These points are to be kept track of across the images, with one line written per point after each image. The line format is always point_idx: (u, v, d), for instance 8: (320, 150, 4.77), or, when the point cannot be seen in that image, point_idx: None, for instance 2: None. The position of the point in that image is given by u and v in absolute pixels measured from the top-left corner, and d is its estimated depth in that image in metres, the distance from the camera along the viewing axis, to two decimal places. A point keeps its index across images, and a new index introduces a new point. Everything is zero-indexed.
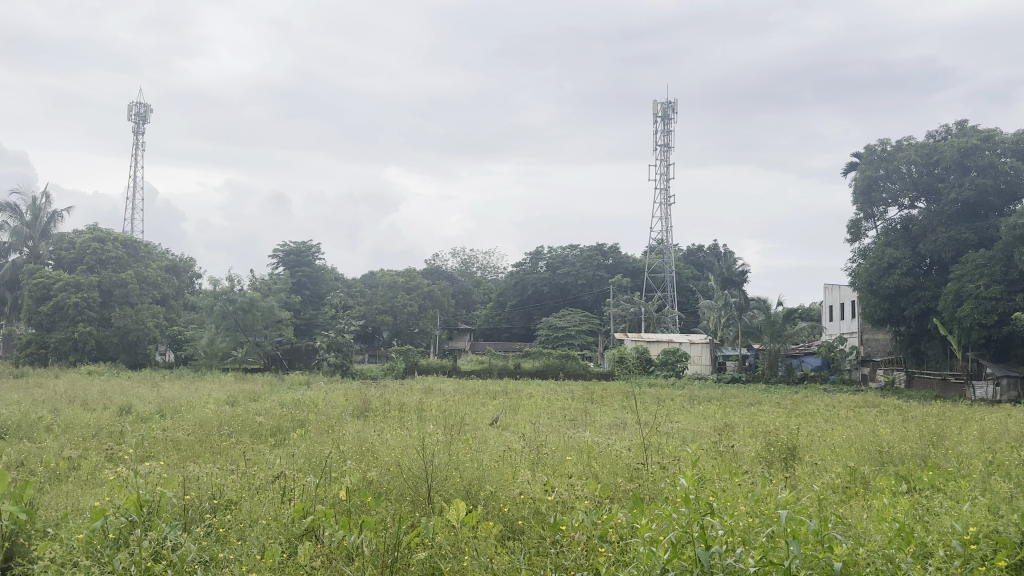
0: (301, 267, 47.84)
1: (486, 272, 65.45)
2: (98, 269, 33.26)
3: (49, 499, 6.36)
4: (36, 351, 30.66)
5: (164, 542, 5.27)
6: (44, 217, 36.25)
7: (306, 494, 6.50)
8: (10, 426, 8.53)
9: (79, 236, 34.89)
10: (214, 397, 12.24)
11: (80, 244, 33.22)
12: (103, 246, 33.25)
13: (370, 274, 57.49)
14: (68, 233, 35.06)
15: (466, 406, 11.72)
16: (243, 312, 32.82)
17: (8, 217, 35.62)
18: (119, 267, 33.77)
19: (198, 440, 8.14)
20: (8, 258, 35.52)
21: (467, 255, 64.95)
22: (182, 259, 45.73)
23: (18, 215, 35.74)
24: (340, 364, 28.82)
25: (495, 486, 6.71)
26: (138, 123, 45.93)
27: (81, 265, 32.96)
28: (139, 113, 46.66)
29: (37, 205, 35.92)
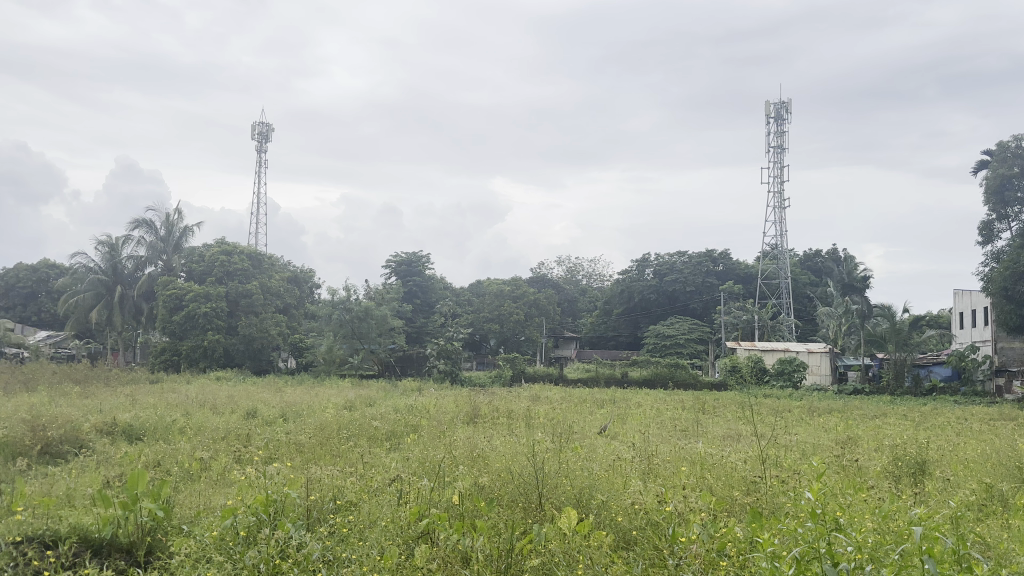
0: (413, 277, 49.17)
1: (592, 280, 65.42)
2: (226, 280, 35.39)
3: (183, 496, 6.69)
4: (170, 357, 32.86)
5: (290, 542, 5.52)
6: (176, 232, 38.71)
7: (421, 498, 6.68)
8: (148, 426, 8.99)
9: (208, 250, 37.26)
10: (330, 403, 12.61)
11: (210, 256, 35.59)
12: (230, 259, 35.50)
13: (477, 284, 58.47)
14: (198, 247, 37.55)
15: (572, 415, 11.63)
16: (359, 320, 33.98)
17: (144, 232, 38.16)
18: (244, 278, 35.76)
19: (319, 442, 8.42)
20: (144, 272, 38.10)
21: (573, 263, 65.02)
22: (300, 270, 47.92)
23: (152, 230, 38.28)
24: (449, 371, 29.37)
25: (606, 495, 6.64)
26: (261, 142, 48.53)
27: (211, 276, 35.10)
28: (262, 132, 49.32)
29: (170, 221, 38.35)
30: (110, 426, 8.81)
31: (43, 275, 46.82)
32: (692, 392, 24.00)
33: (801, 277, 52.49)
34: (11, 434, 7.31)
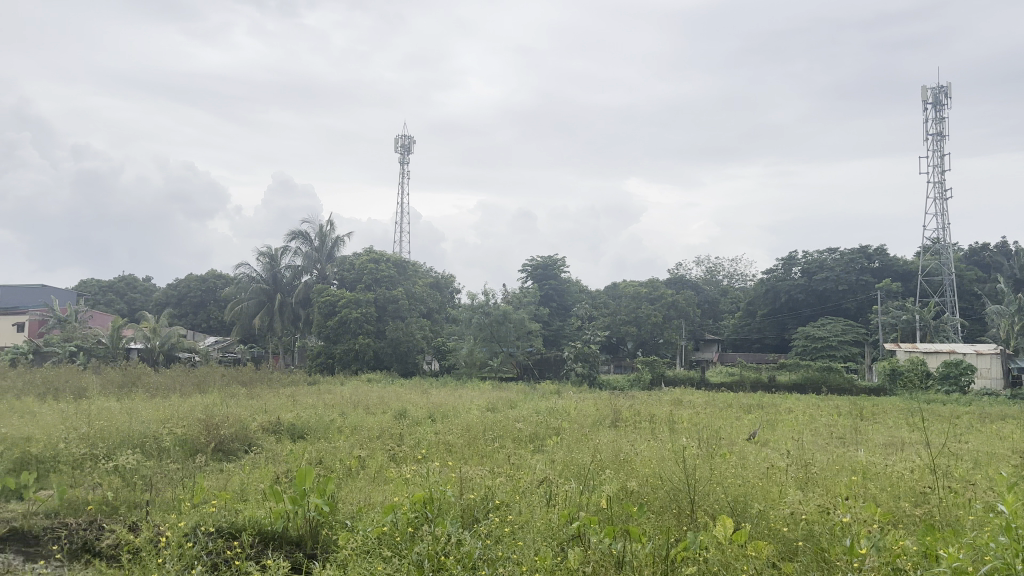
0: (549, 280, 49.76)
1: (733, 280, 64.01)
2: (374, 287, 36.92)
3: (345, 492, 7.00)
4: (325, 360, 34.61)
5: (450, 540, 5.68)
6: (329, 243, 40.72)
7: (570, 501, 6.70)
8: (309, 425, 9.42)
9: (357, 258, 39.56)
10: (472, 405, 12.94)
11: (360, 264, 37.73)
12: (378, 267, 37.12)
13: (612, 286, 58.35)
14: (349, 257, 40.22)
15: (719, 420, 11.35)
16: (498, 323, 34.52)
17: (300, 243, 40.11)
18: (390, 285, 37.22)
19: (467, 443, 8.63)
20: (300, 280, 40.01)
21: (712, 264, 63.62)
22: (442, 276, 49.19)
23: (307, 240, 40.17)
24: (586, 374, 29.47)
25: (762, 506, 6.43)
26: (403, 154, 50.42)
27: (361, 284, 36.74)
28: (404, 145, 51.26)
29: (323, 232, 40.39)
30: (275, 425, 9.33)
31: (211, 284, 50.09)
32: (849, 398, 22.80)
33: (968, 273, 48.64)
34: (189, 430, 7.87)
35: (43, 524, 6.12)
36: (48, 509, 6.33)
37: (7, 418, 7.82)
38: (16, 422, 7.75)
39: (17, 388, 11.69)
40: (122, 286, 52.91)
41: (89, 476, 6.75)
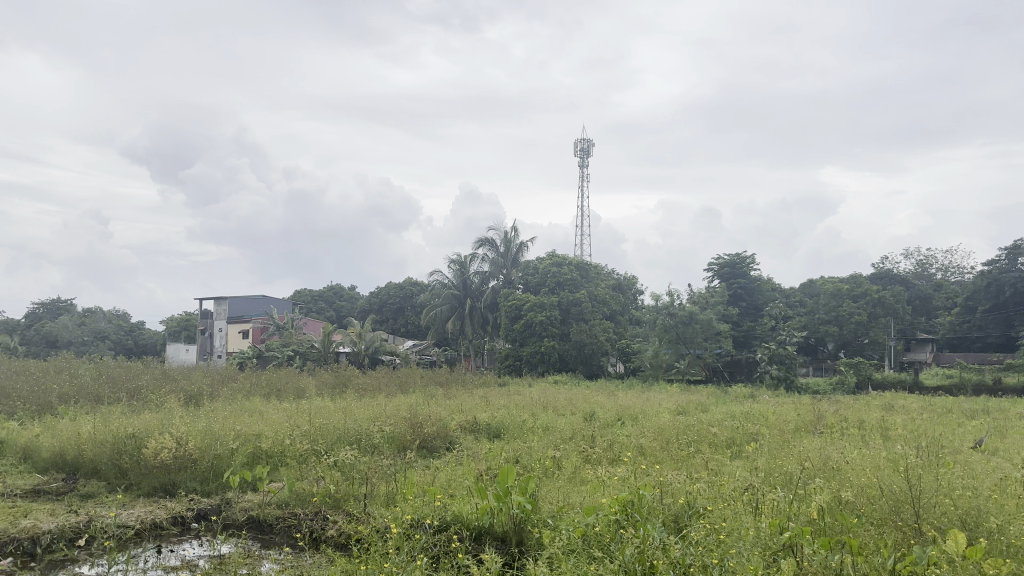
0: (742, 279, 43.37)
1: (948, 274, 58.81)
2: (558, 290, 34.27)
3: (545, 491, 7.12)
4: (513, 363, 32.88)
5: (656, 544, 5.62)
6: (514, 248, 37.67)
7: (777, 509, 6.43)
8: (504, 425, 9.63)
9: (542, 262, 36.95)
10: (665, 407, 12.72)
11: (542, 269, 34.99)
12: (560, 269, 34.51)
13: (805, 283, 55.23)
14: (530, 259, 37.55)
15: (938, 427, 10.42)
16: (684, 325, 31.44)
17: (485, 249, 37.84)
18: (575, 287, 34.27)
19: (661, 447, 8.51)
20: (486, 286, 37.83)
21: (923, 257, 58.72)
22: (624, 278, 45.57)
23: (493, 246, 37.70)
24: (783, 377, 28.33)
25: (1000, 519, 5.83)
26: (582, 158, 50.47)
27: (544, 287, 34.48)
28: (583, 148, 51.15)
29: (506, 237, 37.52)
30: (472, 425, 9.63)
31: (408, 291, 50.84)
32: None
33: None
34: (396, 428, 8.34)
35: (276, 513, 6.67)
36: (279, 499, 6.90)
37: (240, 415, 8.62)
38: (248, 419, 8.52)
39: (247, 387, 13.10)
40: (330, 295, 55.97)
41: (313, 470, 7.31)
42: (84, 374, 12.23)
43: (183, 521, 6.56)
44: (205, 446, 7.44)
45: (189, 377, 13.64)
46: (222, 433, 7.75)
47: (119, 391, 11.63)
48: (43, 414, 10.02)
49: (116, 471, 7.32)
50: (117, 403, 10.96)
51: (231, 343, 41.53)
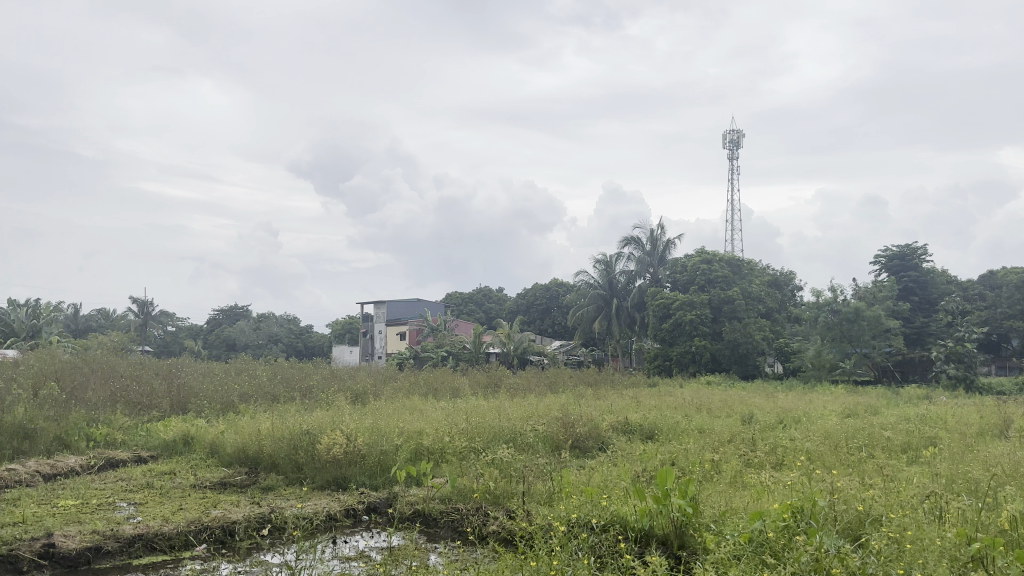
0: (909, 272, 38.74)
1: None
2: (708, 289, 32.20)
3: (705, 495, 6.96)
4: (663, 363, 31.45)
5: (831, 551, 5.33)
6: (662, 246, 37.12)
7: (965, 518, 5.95)
8: (659, 426, 9.48)
9: (691, 260, 35.23)
10: (831, 410, 12.05)
11: (691, 266, 33.14)
12: (711, 266, 32.34)
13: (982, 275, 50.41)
14: (681, 258, 36.08)
15: None
16: (849, 322, 29.31)
17: (632, 248, 37.43)
18: (727, 286, 31.98)
19: (828, 451, 8.10)
20: (633, 285, 36.98)
21: None
22: (781, 272, 42.66)
23: (639, 245, 37.34)
24: (962, 377, 26.08)
25: None
26: (732, 150, 48.71)
27: (693, 285, 32.49)
28: (733, 140, 49.26)
29: (653, 235, 37.09)
30: (624, 426, 9.59)
31: (555, 292, 50.12)
32: None
33: None
34: (549, 428, 8.46)
35: (440, 508, 6.91)
36: (442, 495, 7.16)
37: (401, 413, 9.00)
38: (411, 417, 8.86)
39: (406, 387, 13.70)
40: (480, 296, 56.03)
41: (472, 468, 7.52)
42: (262, 375, 13.20)
43: (355, 513, 6.91)
44: (372, 442, 7.81)
45: (353, 377, 14.41)
46: (387, 430, 8.11)
47: (291, 391, 12.57)
48: (227, 412, 11.04)
49: (293, 466, 7.82)
50: (289, 402, 11.83)
51: (390, 345, 43.79)
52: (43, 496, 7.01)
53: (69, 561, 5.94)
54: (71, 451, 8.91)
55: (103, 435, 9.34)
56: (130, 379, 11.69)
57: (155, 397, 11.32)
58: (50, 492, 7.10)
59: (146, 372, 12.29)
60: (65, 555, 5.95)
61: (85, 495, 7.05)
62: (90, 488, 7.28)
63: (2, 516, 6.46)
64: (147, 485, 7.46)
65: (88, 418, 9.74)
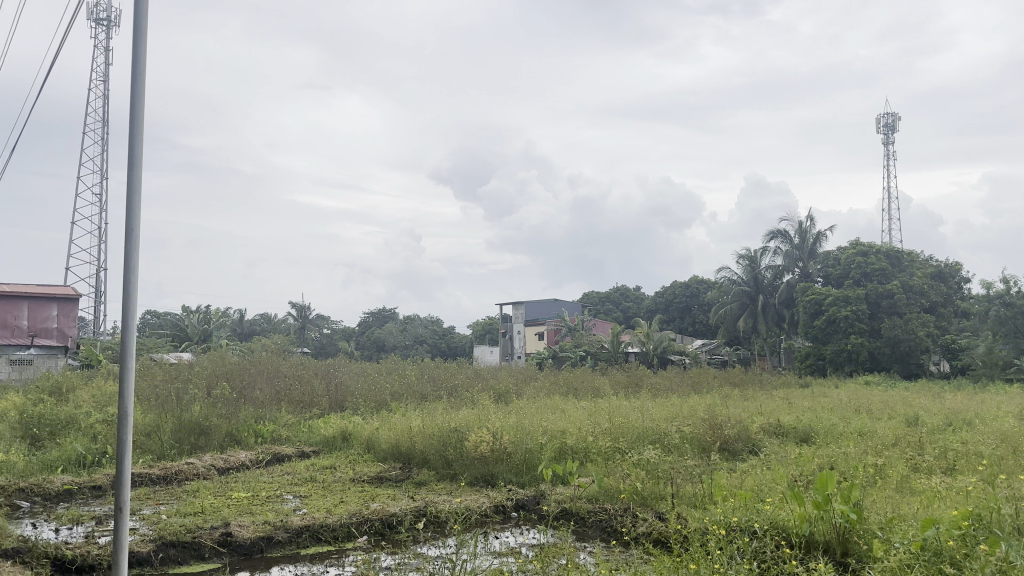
0: None
1: None
2: (865, 283, 30.57)
3: (869, 501, 6.54)
4: (816, 363, 29.87)
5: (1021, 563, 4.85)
6: (811, 238, 35.31)
7: None
8: (815, 430, 9.02)
9: (844, 252, 33.34)
10: (1010, 411, 11.08)
11: (844, 259, 31.72)
12: (867, 259, 30.70)
13: None
14: (833, 250, 34.08)
15: None
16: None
17: (780, 242, 35.99)
18: (885, 279, 30.15)
19: (1009, 457, 7.41)
20: (781, 281, 35.56)
21: None
22: (947, 263, 37.77)
23: (787, 238, 35.83)
24: None
25: None
26: (886, 134, 45.74)
27: (848, 280, 30.98)
28: (887, 124, 46.35)
29: (802, 228, 35.34)
30: (775, 428, 9.23)
31: (695, 290, 46.55)
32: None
33: None
34: (695, 429, 8.30)
35: (587, 507, 6.91)
36: (588, 494, 7.16)
37: (544, 412, 9.12)
38: (554, 416, 8.94)
39: (547, 386, 13.96)
40: (616, 296, 53.58)
41: (619, 468, 7.48)
42: (411, 375, 13.70)
43: (504, 510, 7.03)
44: (517, 440, 7.93)
45: (495, 377, 14.69)
46: (531, 429, 8.20)
47: (438, 390, 13.01)
48: (381, 410, 11.69)
49: (443, 461, 8.09)
50: (436, 401, 12.30)
51: (528, 345, 44.82)
52: (220, 487, 7.60)
53: (244, 549, 6.36)
54: (242, 446, 9.66)
55: (269, 431, 10.13)
56: (292, 379, 12.48)
57: (315, 396, 12.17)
58: (225, 484, 7.69)
59: (306, 372, 13.07)
60: (240, 543, 6.37)
61: (256, 487, 7.59)
62: (260, 480, 7.82)
63: (185, 505, 7.03)
64: (310, 479, 7.92)
65: (257, 416, 10.53)
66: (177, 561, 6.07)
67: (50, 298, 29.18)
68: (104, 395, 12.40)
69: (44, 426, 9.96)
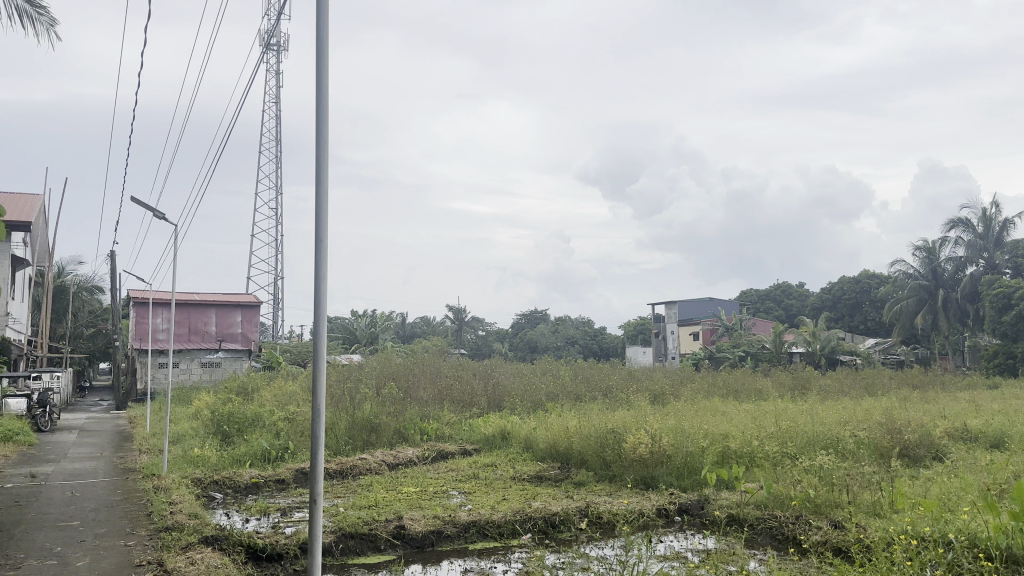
0: None
1: None
2: None
3: None
4: (1005, 362, 26.98)
5: None
6: (998, 226, 32.33)
7: None
8: (1009, 435, 8.26)
9: None
10: None
11: None
12: None
13: None
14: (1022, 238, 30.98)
15: None
16: None
17: (960, 232, 33.18)
18: None
19: None
20: (964, 273, 32.83)
21: None
22: None
23: (969, 227, 32.95)
24: None
25: None
26: None
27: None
28: None
29: (986, 215, 32.41)
30: (961, 433, 8.58)
31: (866, 285, 43.42)
32: None
33: None
34: (870, 435, 7.87)
35: (755, 514, 6.66)
36: (757, 500, 6.92)
37: (704, 417, 9.00)
38: (717, 421, 8.78)
39: (705, 388, 13.96)
40: (779, 293, 50.48)
41: (788, 474, 7.20)
42: (565, 375, 13.87)
43: (668, 514, 6.92)
44: (678, 443, 7.83)
45: (650, 378, 14.61)
46: (692, 432, 8.07)
47: (593, 391, 13.06)
48: (537, 410, 11.90)
49: (602, 463, 8.17)
50: (593, 401, 12.36)
51: (683, 345, 44.01)
52: (390, 482, 8.01)
53: (417, 542, 6.59)
54: (410, 443, 10.15)
55: (434, 429, 10.57)
56: (453, 380, 12.98)
57: (474, 396, 12.62)
58: (395, 479, 8.10)
59: (464, 373, 13.52)
60: (413, 537, 6.62)
61: (423, 483, 7.93)
62: (426, 476, 8.18)
63: (359, 499, 7.42)
64: (473, 476, 8.19)
65: (422, 414, 11.05)
66: (355, 552, 6.38)
67: (235, 306, 31.87)
68: (283, 394, 13.49)
69: (233, 423, 10.90)
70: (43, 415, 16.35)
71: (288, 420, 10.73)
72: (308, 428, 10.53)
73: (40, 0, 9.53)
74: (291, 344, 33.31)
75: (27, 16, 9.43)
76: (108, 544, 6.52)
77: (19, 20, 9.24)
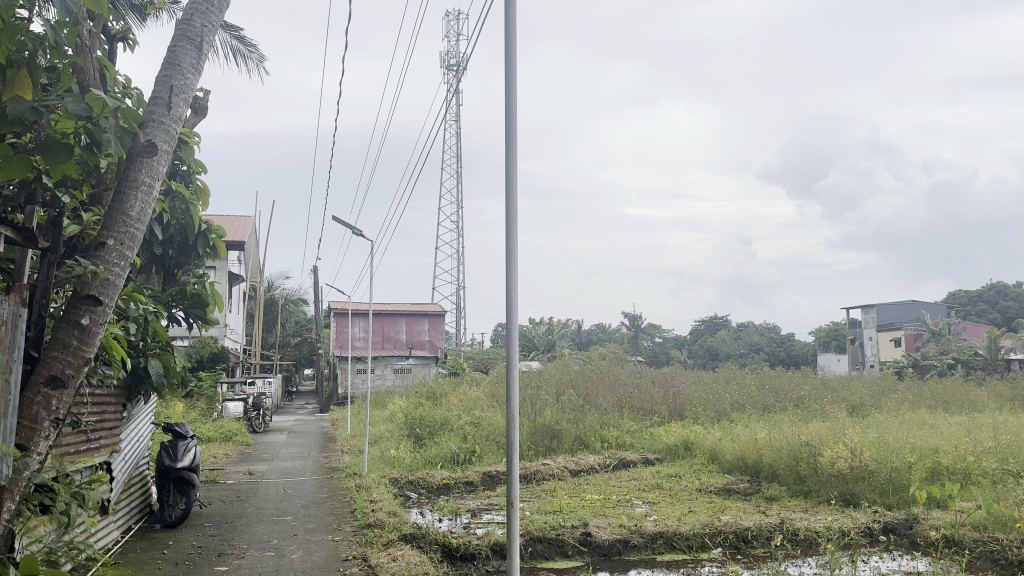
0: None
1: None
2: None
3: None
4: None
5: None
6: None
7: None
8: None
9: None
10: None
11: None
12: None
13: None
14: None
15: None
16: None
17: None
18: None
19: None
20: None
21: None
22: None
23: None
24: None
25: None
26: None
27: None
28: None
29: None
30: None
31: None
32: None
33: None
34: None
35: (972, 535, 6.05)
36: (975, 521, 6.32)
37: (910, 431, 8.45)
38: (924, 435, 8.23)
39: (909, 398, 13.04)
40: (993, 294, 45.63)
41: (1011, 494, 6.55)
42: (752, 384, 13.38)
43: (873, 532, 6.47)
44: (881, 457, 7.37)
45: (848, 387, 13.79)
46: (897, 445, 7.56)
47: (784, 401, 12.49)
48: (722, 420, 11.62)
49: (795, 477, 7.88)
50: (783, 412, 11.87)
51: (882, 352, 40.93)
52: (574, 489, 8.13)
53: (603, 550, 6.53)
54: (590, 450, 10.26)
55: (614, 437, 10.64)
56: (632, 387, 12.92)
57: (655, 404, 12.54)
58: (578, 487, 8.21)
59: (644, 381, 13.43)
60: (600, 544, 6.55)
61: (607, 491, 7.97)
62: (610, 485, 8.24)
63: (545, 504, 7.56)
64: (657, 486, 8.20)
65: (601, 421, 11.17)
66: (543, 556, 6.42)
67: (422, 315, 33.49)
68: (469, 399, 14.09)
69: (425, 427, 11.54)
70: (257, 417, 17.96)
71: (472, 426, 11.24)
72: (490, 434, 10.99)
73: (250, 39, 10.63)
74: (475, 352, 34.62)
75: (239, 54, 10.56)
76: (317, 539, 7.06)
77: (234, 59, 10.37)
